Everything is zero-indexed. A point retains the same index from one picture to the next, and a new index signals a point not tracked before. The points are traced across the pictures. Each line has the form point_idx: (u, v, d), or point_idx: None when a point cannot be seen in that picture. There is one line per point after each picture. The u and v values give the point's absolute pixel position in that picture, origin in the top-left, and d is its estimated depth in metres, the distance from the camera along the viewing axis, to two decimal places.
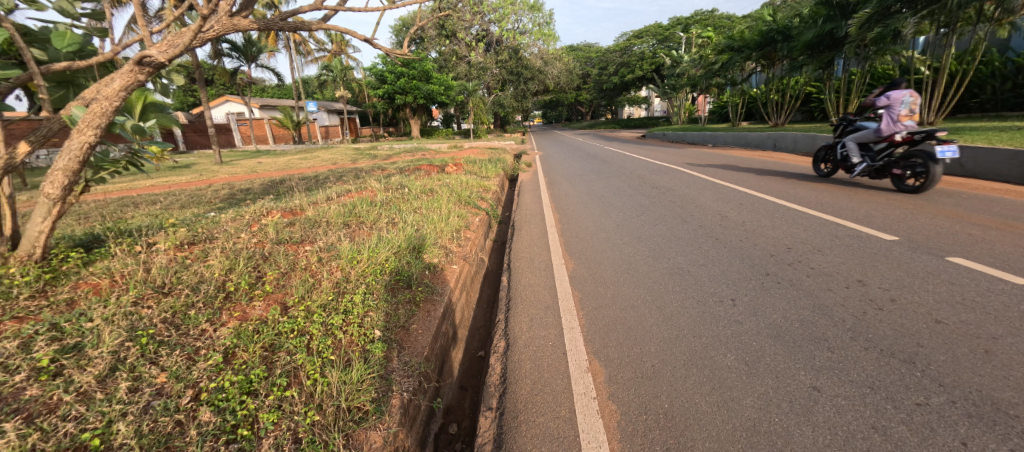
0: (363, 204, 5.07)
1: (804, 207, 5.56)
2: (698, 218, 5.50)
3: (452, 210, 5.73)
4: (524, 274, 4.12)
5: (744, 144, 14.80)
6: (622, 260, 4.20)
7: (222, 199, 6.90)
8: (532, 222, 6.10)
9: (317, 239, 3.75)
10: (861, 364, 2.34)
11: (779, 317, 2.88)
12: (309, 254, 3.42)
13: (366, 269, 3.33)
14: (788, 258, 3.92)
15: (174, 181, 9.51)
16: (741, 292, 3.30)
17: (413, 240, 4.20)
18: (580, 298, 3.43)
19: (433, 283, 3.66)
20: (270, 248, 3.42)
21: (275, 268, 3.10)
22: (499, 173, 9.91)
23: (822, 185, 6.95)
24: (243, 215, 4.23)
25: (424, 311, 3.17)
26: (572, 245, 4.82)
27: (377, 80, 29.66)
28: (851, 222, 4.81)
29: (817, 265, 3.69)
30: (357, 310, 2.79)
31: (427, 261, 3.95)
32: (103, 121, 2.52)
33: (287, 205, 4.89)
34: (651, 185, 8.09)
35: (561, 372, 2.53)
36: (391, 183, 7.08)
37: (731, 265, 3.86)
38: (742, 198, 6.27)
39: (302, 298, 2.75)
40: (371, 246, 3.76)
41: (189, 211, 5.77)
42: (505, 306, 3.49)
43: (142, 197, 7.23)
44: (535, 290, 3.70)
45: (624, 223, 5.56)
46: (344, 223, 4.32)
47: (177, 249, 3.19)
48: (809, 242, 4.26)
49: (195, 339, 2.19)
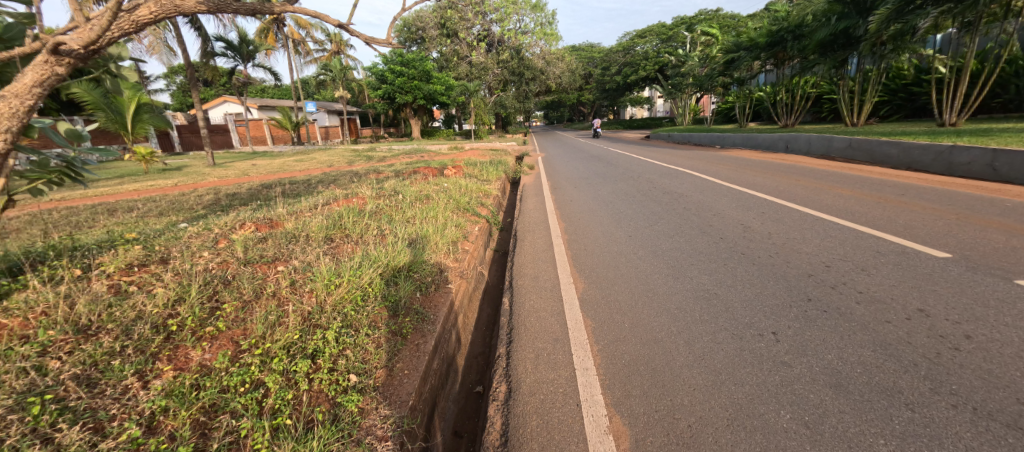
0: (350, 213, 4.58)
1: (836, 217, 5.07)
2: (718, 228, 5.02)
3: (450, 219, 5.25)
4: (527, 295, 3.65)
5: (754, 145, 14.26)
6: (640, 279, 3.72)
7: (205, 206, 6.46)
8: (536, 232, 5.62)
9: (294, 256, 3.29)
10: (955, 430, 1.88)
11: (834, 358, 2.42)
12: (281, 276, 2.95)
13: (345, 293, 2.86)
14: (830, 278, 3.44)
15: (160, 185, 9.04)
16: (782, 323, 2.83)
17: (404, 255, 3.73)
18: (593, 329, 2.96)
19: (425, 309, 3.19)
20: (236, 269, 2.95)
21: (237, 296, 2.64)
22: (500, 176, 9.44)
23: (848, 192, 6.47)
24: (212, 228, 3.75)
25: (413, 345, 2.71)
26: (580, 260, 4.34)
27: (377, 80, 29.26)
28: (892, 235, 4.33)
29: (866, 289, 3.21)
30: (330, 351, 2.33)
31: (418, 282, 3.48)
32: (14, 124, 2.06)
33: (266, 215, 4.40)
34: (663, 189, 7.61)
35: (576, 432, 2.07)
36: (385, 189, 6.58)
37: (764, 287, 3.39)
38: (763, 206, 5.79)
39: (265, 336, 2.29)
40: (353, 265, 3.26)
41: (161, 221, 5.28)
42: (507, 338, 3.01)
43: (119, 204, 6.77)
44: (541, 317, 3.23)
45: (637, 235, 5.07)
46: (326, 237, 3.83)
47: (123, 273, 2.72)
48: (849, 260, 3.78)
49: (112, 401, 1.72)
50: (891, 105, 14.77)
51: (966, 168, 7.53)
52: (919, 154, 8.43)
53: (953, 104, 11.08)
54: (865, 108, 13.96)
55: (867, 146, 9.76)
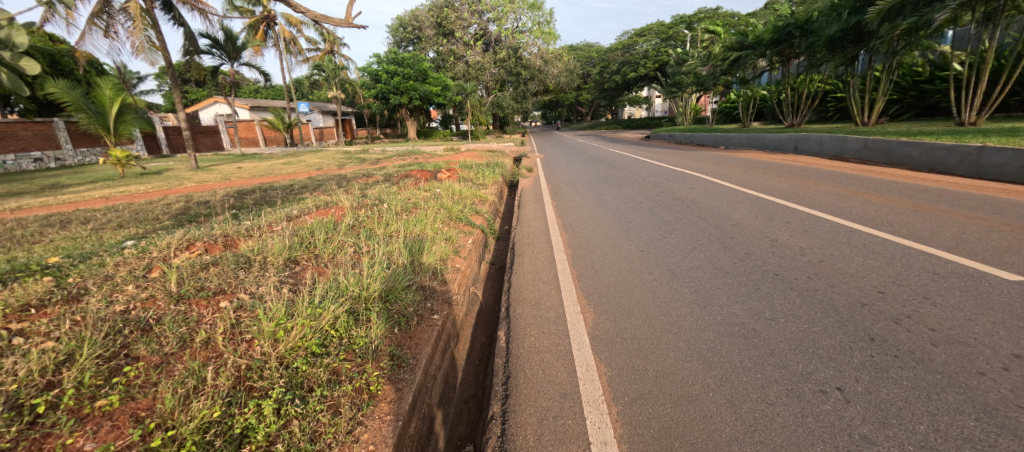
0: (321, 227, 3.99)
1: (873, 228, 4.49)
2: (741, 242, 4.46)
3: (438, 231, 4.68)
4: (528, 330, 3.06)
5: (761, 146, 13.71)
6: (660, 309, 3.14)
7: (171, 216, 5.89)
8: (536, 246, 5.03)
9: (243, 286, 2.71)
10: None
11: (929, 430, 1.87)
12: (219, 317, 2.36)
13: (300, 339, 2.28)
14: (889, 309, 2.88)
15: (131, 191, 8.43)
16: (848, 374, 2.27)
17: (380, 279, 3.14)
18: (609, 380, 2.39)
19: (403, 350, 2.60)
20: (162, 310, 2.37)
21: (156, 348, 2.07)
22: (497, 180, 8.88)
23: (877, 197, 5.89)
24: (149, 251, 3.16)
25: (385, 404, 2.12)
26: (588, 282, 3.76)
27: (370, 80, 27.58)
28: (946, 252, 3.76)
29: (939, 325, 2.64)
30: (266, 431, 1.76)
31: (398, 315, 2.90)
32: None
33: (223, 231, 3.82)
34: (672, 195, 7.04)
35: None
36: (369, 198, 5.97)
37: (813, 322, 2.81)
38: (787, 215, 5.21)
39: (174, 414, 1.73)
40: (315, 299, 2.66)
41: (116, 236, 4.71)
42: (503, 390, 2.44)
43: (76, 214, 6.15)
44: (544, 361, 2.66)
45: (650, 249, 4.48)
46: (290, 260, 3.25)
47: (12, 319, 2.17)
48: (904, 283, 3.23)
49: None
50: (902, 104, 14.30)
51: (997, 171, 6.96)
52: (943, 155, 7.89)
53: (973, 102, 10.53)
54: (876, 107, 13.43)
55: (885, 147, 9.20)
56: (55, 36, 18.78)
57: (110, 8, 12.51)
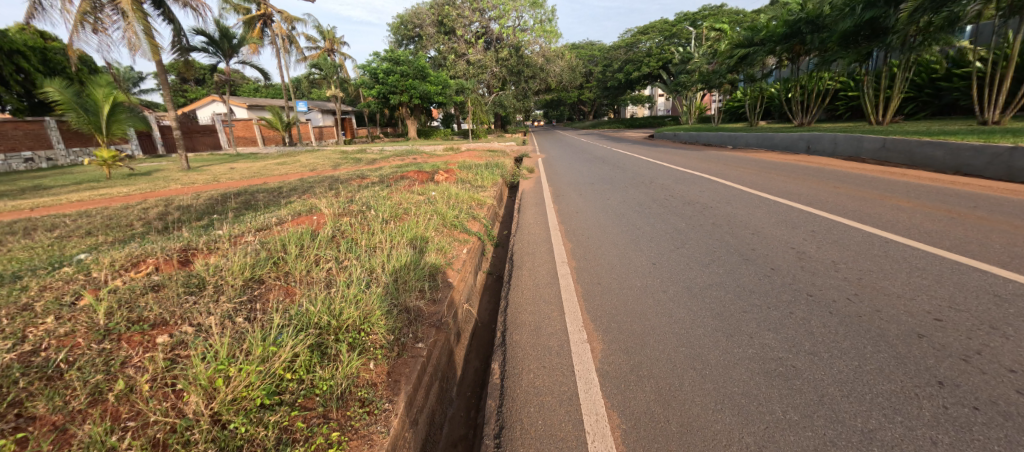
0: (296, 240, 3.55)
1: (913, 239, 4.02)
2: (764, 254, 4.02)
3: (429, 240, 4.25)
4: (528, 362, 2.63)
5: (771, 146, 13.23)
6: (680, 338, 2.71)
7: (146, 222, 5.47)
8: (538, 256, 4.59)
9: (190, 316, 2.28)
10: None
11: None
12: (150, 357, 1.94)
13: (244, 388, 1.84)
14: (954, 342, 2.43)
15: (114, 193, 8.02)
16: (921, 434, 1.83)
17: (356, 301, 2.69)
18: (624, 435, 1.98)
19: (378, 390, 2.14)
20: (81, 350, 1.95)
21: (58, 404, 1.66)
22: (496, 181, 8.45)
23: (907, 202, 5.42)
24: (90, 271, 2.75)
25: None
26: (595, 302, 3.33)
27: (369, 79, 27.48)
28: (1004, 269, 3.29)
29: (1019, 365, 2.19)
30: None
31: (373, 345, 2.44)
32: None
33: (184, 244, 3.39)
34: (682, 198, 6.57)
35: None
36: (356, 203, 5.53)
37: (863, 358, 2.36)
38: (811, 223, 4.74)
39: None
40: (268, 334, 2.21)
41: (77, 247, 4.30)
42: (496, 446, 2.01)
43: (45, 219, 5.76)
44: (545, 407, 2.23)
45: (663, 262, 4.04)
46: (251, 281, 2.81)
47: None
48: (961, 307, 2.78)
49: None
50: (917, 102, 13.86)
51: None
52: (971, 156, 7.43)
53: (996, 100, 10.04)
54: (890, 105, 12.90)
55: (906, 147, 8.72)
56: (47, 34, 18.43)
57: (98, 2, 12.11)
